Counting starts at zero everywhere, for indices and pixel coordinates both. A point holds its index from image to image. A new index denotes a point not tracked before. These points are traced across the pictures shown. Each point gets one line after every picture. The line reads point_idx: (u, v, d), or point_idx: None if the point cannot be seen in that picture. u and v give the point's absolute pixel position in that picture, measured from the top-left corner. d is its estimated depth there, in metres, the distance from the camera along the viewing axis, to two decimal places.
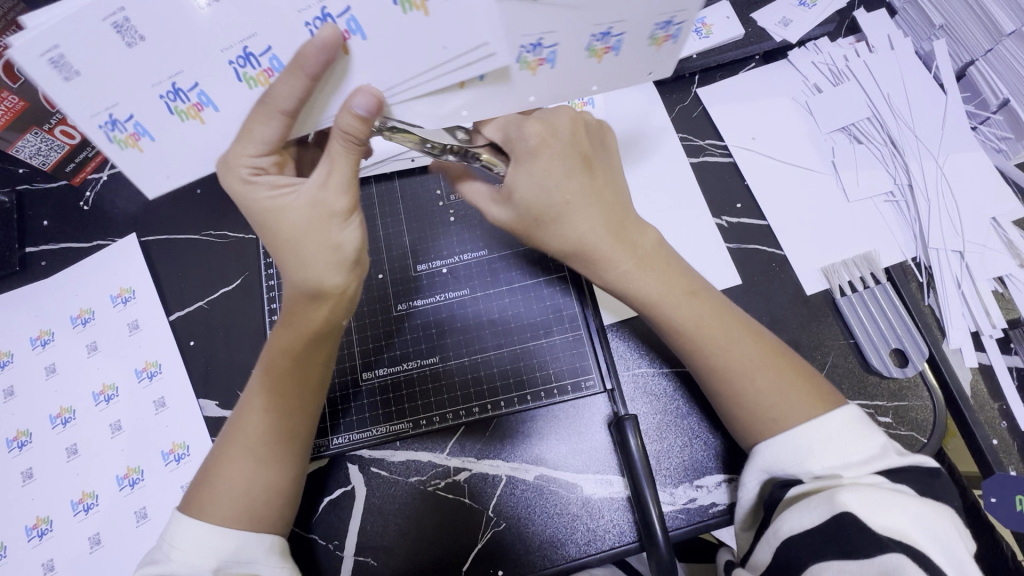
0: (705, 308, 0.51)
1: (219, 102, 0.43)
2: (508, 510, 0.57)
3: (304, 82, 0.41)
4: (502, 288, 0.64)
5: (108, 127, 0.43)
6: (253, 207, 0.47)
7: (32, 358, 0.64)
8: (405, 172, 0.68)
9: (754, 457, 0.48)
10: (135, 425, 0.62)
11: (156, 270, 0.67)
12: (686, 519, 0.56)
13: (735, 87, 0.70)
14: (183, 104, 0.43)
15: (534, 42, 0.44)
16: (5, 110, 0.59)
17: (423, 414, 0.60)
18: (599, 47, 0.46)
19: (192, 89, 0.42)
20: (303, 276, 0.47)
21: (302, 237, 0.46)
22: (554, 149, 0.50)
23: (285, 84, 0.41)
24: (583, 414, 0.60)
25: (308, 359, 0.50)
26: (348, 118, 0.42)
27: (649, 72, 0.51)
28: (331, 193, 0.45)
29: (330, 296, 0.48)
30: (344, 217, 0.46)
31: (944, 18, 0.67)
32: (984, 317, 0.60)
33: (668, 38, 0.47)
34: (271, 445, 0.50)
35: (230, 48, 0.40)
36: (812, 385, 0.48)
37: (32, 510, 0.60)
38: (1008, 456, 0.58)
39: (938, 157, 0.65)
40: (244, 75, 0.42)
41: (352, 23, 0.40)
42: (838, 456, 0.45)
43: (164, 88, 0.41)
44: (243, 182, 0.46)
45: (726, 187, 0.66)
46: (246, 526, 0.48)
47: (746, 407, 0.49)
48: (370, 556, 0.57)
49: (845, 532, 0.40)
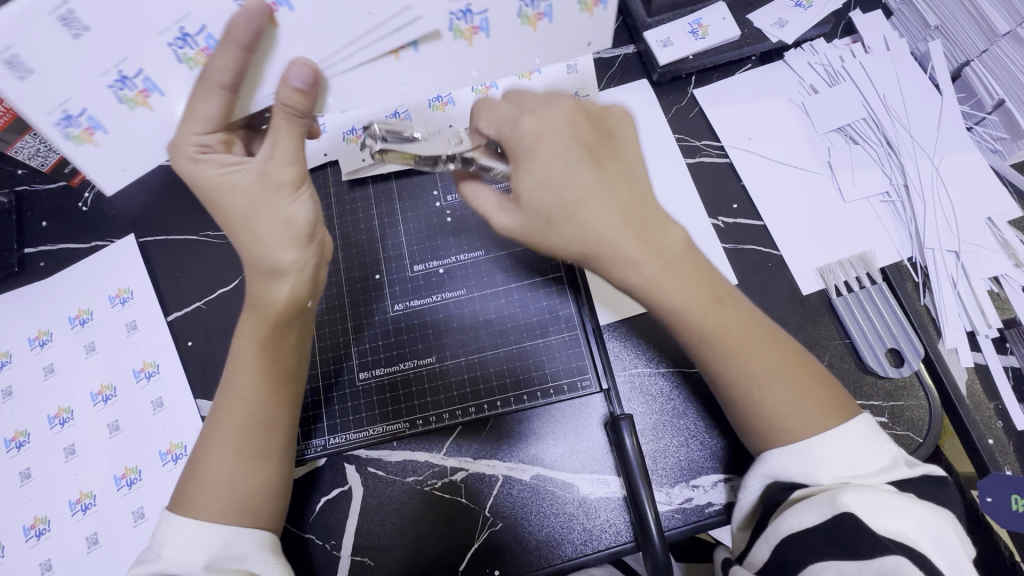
0: (732, 318, 0.48)
1: (163, 86, 0.45)
2: (504, 510, 0.57)
3: (238, 55, 0.42)
4: (498, 288, 0.64)
5: (63, 123, 0.45)
6: (203, 185, 0.48)
7: (31, 358, 0.65)
8: (402, 173, 0.68)
9: (760, 463, 0.47)
10: (133, 425, 0.62)
11: (154, 271, 0.68)
12: (682, 519, 0.56)
13: (732, 87, 0.70)
14: (131, 92, 0.45)
15: (464, 8, 0.47)
16: (3, 112, 0.60)
17: (419, 413, 0.60)
18: (531, 14, 0.50)
19: (137, 74, 0.44)
20: (259, 252, 0.49)
21: (254, 211, 0.48)
22: (554, 140, 0.46)
23: (220, 59, 0.42)
24: (579, 414, 0.60)
25: (275, 342, 0.52)
26: (287, 92, 0.44)
27: (587, 43, 0.54)
28: (279, 165, 0.47)
29: (290, 272, 0.50)
30: (293, 189, 0.48)
31: (939, 18, 0.67)
32: (979, 318, 0.61)
33: (596, 3, 0.50)
34: (251, 437, 0.50)
35: (166, 31, 0.42)
36: (829, 399, 0.47)
37: (30, 510, 0.60)
38: (1003, 456, 0.59)
39: (934, 157, 0.65)
40: (186, 55, 0.44)
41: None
42: (848, 467, 0.44)
43: (110, 76, 0.43)
44: (191, 160, 0.47)
45: (722, 188, 0.67)
46: (235, 522, 0.48)
47: (764, 420, 0.47)
48: (366, 555, 0.57)
49: (845, 531, 0.40)
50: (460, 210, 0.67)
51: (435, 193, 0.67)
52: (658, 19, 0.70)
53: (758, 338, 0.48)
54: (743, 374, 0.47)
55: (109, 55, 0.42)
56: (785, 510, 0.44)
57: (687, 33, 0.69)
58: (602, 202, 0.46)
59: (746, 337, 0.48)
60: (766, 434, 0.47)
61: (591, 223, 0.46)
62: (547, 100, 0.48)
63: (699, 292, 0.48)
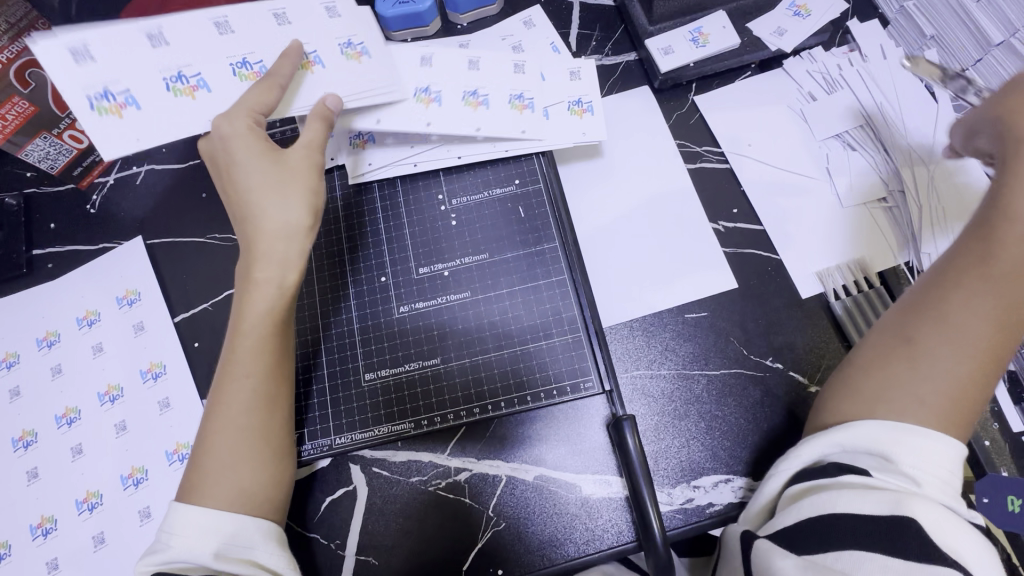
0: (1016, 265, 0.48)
1: (212, 85, 0.57)
2: (509, 511, 0.58)
3: (290, 67, 0.57)
4: (503, 290, 0.65)
5: (98, 98, 0.53)
6: (238, 150, 0.54)
7: (39, 359, 0.65)
8: (407, 177, 0.69)
9: (855, 427, 0.47)
10: (140, 424, 0.63)
11: (161, 273, 0.68)
12: (684, 519, 0.57)
13: (732, 95, 0.71)
14: (181, 85, 0.56)
15: (425, 87, 0.66)
16: (17, 115, 0.65)
17: (424, 415, 0.61)
18: (519, 104, 0.67)
19: (119, 92, 0.54)
20: (278, 215, 0.53)
21: (286, 178, 0.55)
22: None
23: (281, 65, 0.57)
24: (582, 416, 0.61)
25: (286, 321, 0.54)
26: (322, 106, 0.58)
27: (522, 130, 0.67)
28: (314, 150, 0.56)
29: (298, 236, 0.54)
30: (321, 171, 0.56)
31: (934, 29, 0.69)
32: None
33: (525, 107, 0.67)
34: (255, 421, 0.51)
35: (232, 56, 0.57)
36: (962, 412, 0.46)
37: (37, 509, 0.61)
38: (1001, 457, 0.58)
39: (929, 163, 0.66)
40: (344, 52, 0.61)
41: (318, 57, 0.60)
42: (925, 467, 0.43)
43: (169, 73, 0.55)
44: (248, 126, 0.54)
45: (722, 193, 0.68)
46: (242, 508, 0.49)
47: (920, 369, 0.48)
48: (371, 555, 0.57)
49: (896, 528, 0.40)
50: (466, 214, 0.68)
51: (440, 198, 0.68)
52: (660, 28, 0.72)
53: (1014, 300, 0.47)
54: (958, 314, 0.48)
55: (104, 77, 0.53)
56: (832, 495, 0.43)
57: (688, 40, 0.71)
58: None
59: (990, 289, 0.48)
60: (899, 380, 0.48)
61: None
62: None
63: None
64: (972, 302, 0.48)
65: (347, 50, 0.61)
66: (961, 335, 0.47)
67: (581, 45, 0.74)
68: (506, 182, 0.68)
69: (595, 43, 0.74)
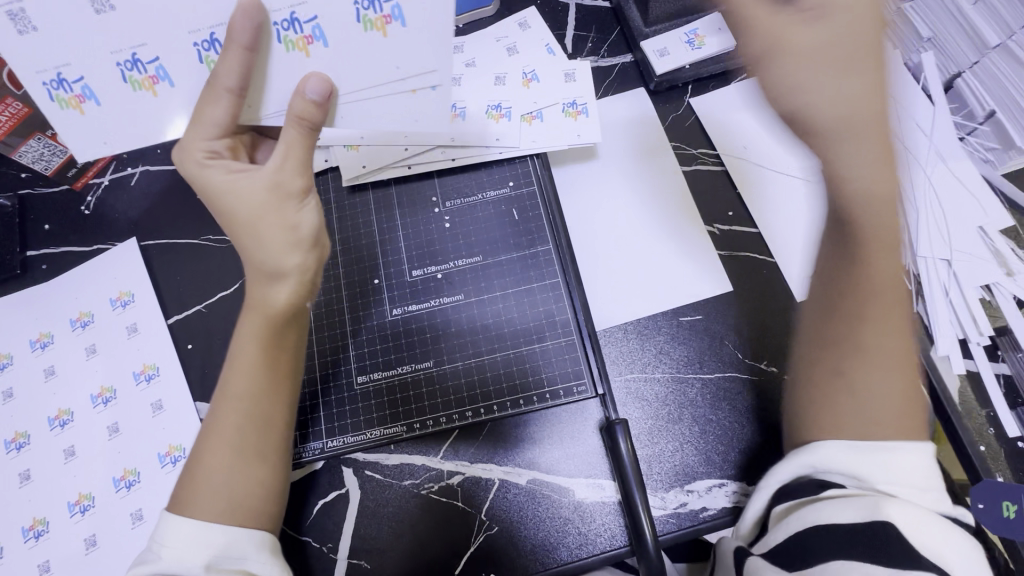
0: (892, 268, 0.50)
1: (174, 78, 0.46)
2: (502, 514, 0.58)
3: (242, 56, 0.44)
4: (496, 293, 0.64)
5: (53, 85, 0.45)
6: (209, 189, 0.49)
7: (32, 360, 0.65)
8: (401, 180, 0.69)
9: (814, 452, 0.47)
10: (133, 427, 0.63)
11: (155, 275, 0.68)
12: (677, 523, 0.56)
13: (728, 97, 0.71)
14: (138, 75, 0.45)
15: None
16: (9, 116, 0.66)
17: (417, 417, 0.61)
18: (496, 113, 0.69)
19: (76, 81, 0.45)
20: (258, 255, 0.50)
21: (258, 217, 0.49)
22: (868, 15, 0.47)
23: (226, 65, 0.44)
24: (576, 419, 0.60)
25: (275, 349, 0.52)
26: (301, 102, 0.46)
27: (496, 138, 0.68)
28: (288, 175, 0.49)
29: (293, 277, 0.51)
30: (299, 199, 0.50)
31: (931, 31, 0.68)
32: (972, 325, 0.61)
33: (501, 116, 0.69)
34: (247, 436, 0.51)
35: (197, 32, 0.44)
36: (917, 414, 0.47)
37: (29, 512, 0.60)
38: (996, 463, 0.59)
39: (926, 166, 0.66)
40: (363, 16, 0.44)
41: (316, 31, 0.45)
42: (901, 478, 0.44)
43: (122, 55, 0.44)
44: (200, 166, 0.49)
45: (717, 195, 0.68)
46: (233, 521, 0.49)
47: (853, 400, 0.48)
48: (363, 559, 0.57)
49: (878, 536, 0.40)
50: (460, 215, 0.67)
51: (435, 200, 0.68)
52: (656, 29, 0.71)
53: (895, 302, 0.50)
54: (864, 335, 0.49)
55: (53, 57, 0.43)
56: (821, 511, 0.43)
57: (684, 42, 0.70)
58: (875, 65, 0.48)
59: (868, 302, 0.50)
60: (849, 415, 0.47)
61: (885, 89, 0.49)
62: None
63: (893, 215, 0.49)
64: (859, 320, 0.50)
65: (366, 15, 0.44)
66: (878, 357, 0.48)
67: (577, 47, 0.74)
68: (501, 184, 0.68)
69: (591, 45, 0.74)
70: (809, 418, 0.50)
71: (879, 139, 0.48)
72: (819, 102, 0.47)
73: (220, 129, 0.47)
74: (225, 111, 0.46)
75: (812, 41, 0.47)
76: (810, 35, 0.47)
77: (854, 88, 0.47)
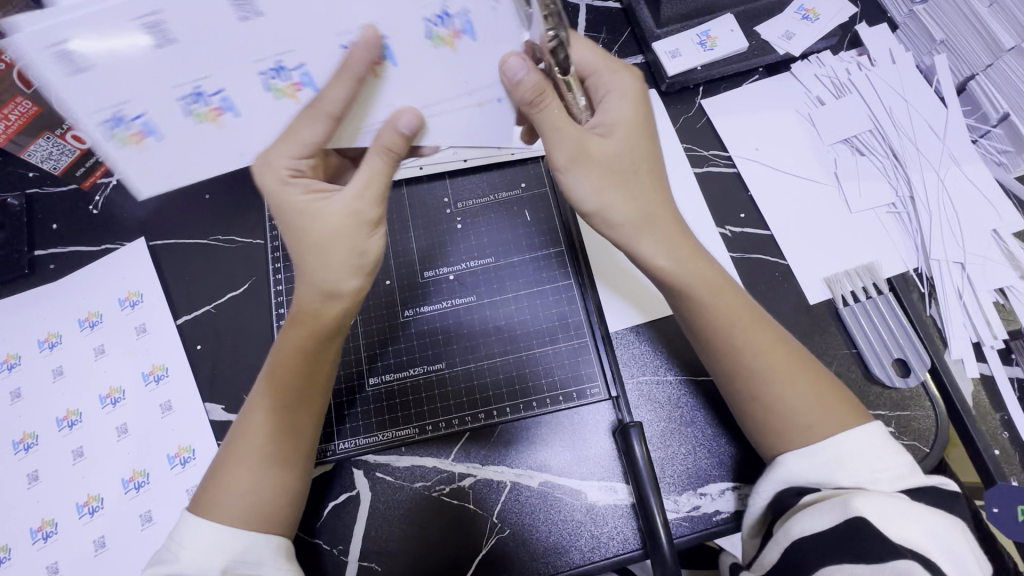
0: (731, 303, 0.52)
1: (240, 108, 0.43)
2: (513, 517, 0.58)
3: (352, 86, 0.41)
4: (509, 295, 0.64)
5: (112, 124, 0.42)
6: (284, 207, 0.48)
7: (40, 360, 0.65)
8: (411, 181, 0.68)
9: (776, 468, 0.49)
10: (141, 428, 0.62)
11: (164, 275, 0.68)
12: (689, 527, 0.56)
13: (740, 98, 0.71)
14: (202, 108, 0.43)
15: None
16: (18, 115, 0.62)
17: (429, 419, 0.60)
18: None
19: (136, 116, 0.42)
20: (318, 279, 0.49)
21: (331, 242, 0.48)
22: (642, 137, 0.52)
23: (334, 90, 0.41)
24: (587, 421, 0.60)
25: (310, 362, 0.51)
26: (392, 133, 0.45)
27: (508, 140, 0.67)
28: (366, 203, 0.48)
29: (346, 298, 0.50)
30: (372, 228, 0.48)
31: (944, 33, 0.68)
32: (985, 328, 0.61)
33: None
34: (277, 446, 0.51)
35: (263, 61, 0.40)
36: (841, 402, 0.50)
37: (37, 513, 0.60)
38: (1009, 464, 0.58)
39: (939, 169, 0.66)
40: (432, 33, 0.40)
41: (388, 52, 0.41)
42: (866, 469, 0.46)
43: (185, 89, 0.41)
44: (282, 183, 0.47)
45: (729, 197, 0.67)
46: (257, 527, 0.49)
47: (781, 417, 0.49)
48: (374, 561, 0.57)
49: (858, 535, 0.41)
50: (472, 216, 0.67)
51: (446, 201, 0.68)
52: (667, 31, 0.71)
53: (750, 320, 0.52)
54: (748, 361, 0.50)
55: (108, 98, 0.40)
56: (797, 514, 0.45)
57: (696, 43, 0.70)
58: (653, 186, 0.53)
59: (749, 329, 0.51)
60: (786, 433, 0.49)
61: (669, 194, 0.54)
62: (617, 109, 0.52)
63: (710, 280, 0.52)
64: (735, 348, 0.51)
65: (435, 31, 0.40)
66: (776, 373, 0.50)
67: None
68: (513, 186, 0.68)
69: (602, 46, 0.74)
70: (757, 442, 0.52)
71: (679, 236, 0.53)
72: (611, 204, 0.51)
73: (308, 151, 0.45)
74: (320, 135, 0.44)
75: (604, 153, 0.50)
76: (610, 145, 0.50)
77: (647, 197, 0.52)
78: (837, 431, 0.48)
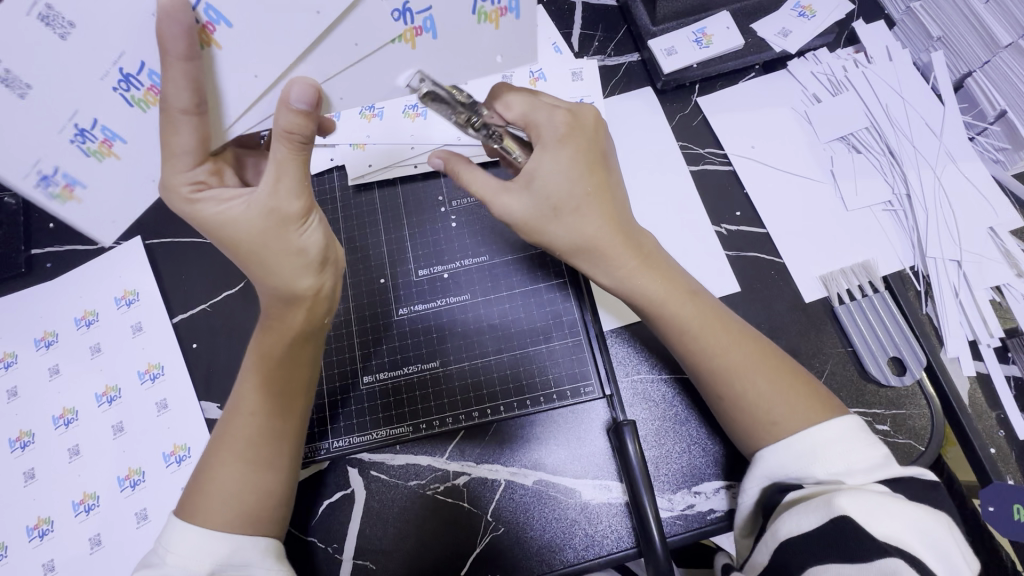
0: (689, 313, 0.53)
1: (124, 134, 0.44)
2: (508, 515, 0.58)
3: (185, 69, 0.38)
4: (502, 292, 0.64)
5: (42, 185, 0.45)
6: (205, 223, 0.48)
7: (36, 359, 0.65)
8: (407, 179, 0.68)
9: (759, 463, 0.50)
10: (136, 426, 0.62)
11: (160, 275, 0.68)
12: (684, 525, 0.56)
13: (735, 95, 0.71)
14: (93, 144, 0.44)
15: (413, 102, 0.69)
16: None
17: (424, 417, 0.60)
18: None
19: (55, 172, 0.45)
20: (273, 283, 0.49)
21: (262, 246, 0.47)
22: (585, 176, 0.52)
23: (173, 82, 0.39)
24: (583, 420, 0.60)
25: (272, 365, 0.52)
26: (289, 116, 0.42)
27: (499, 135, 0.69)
28: (283, 199, 0.46)
29: (305, 296, 0.50)
30: (300, 220, 0.47)
31: (941, 29, 0.67)
32: (982, 326, 0.61)
33: None
34: (257, 447, 0.51)
35: (108, 75, 0.40)
36: (815, 392, 0.51)
37: (34, 511, 0.60)
38: (1006, 465, 0.58)
39: (937, 167, 0.65)
40: (479, 9, 0.43)
41: (211, 12, 0.38)
42: (842, 462, 0.46)
43: (69, 132, 0.43)
44: (190, 201, 0.46)
45: (726, 196, 0.67)
46: (244, 528, 0.49)
47: (750, 416, 0.50)
48: (369, 560, 0.57)
49: (844, 536, 0.40)
50: (466, 215, 0.67)
51: (440, 199, 0.68)
52: (662, 29, 0.71)
53: (705, 325, 0.53)
54: (708, 363, 0.52)
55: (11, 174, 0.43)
56: (784, 513, 0.45)
57: (692, 41, 0.70)
58: (605, 214, 0.53)
59: (711, 336, 0.52)
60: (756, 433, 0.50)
61: (626, 207, 0.55)
62: (567, 151, 0.52)
63: (667, 288, 0.53)
64: (692, 352, 0.53)
65: (483, 8, 0.43)
66: (732, 369, 0.51)
67: (583, 45, 0.74)
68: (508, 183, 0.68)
69: (598, 43, 0.74)
70: (737, 440, 0.52)
71: (626, 250, 0.53)
72: (559, 239, 0.53)
73: (195, 157, 0.44)
74: (190, 136, 0.42)
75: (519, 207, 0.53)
76: (525, 199, 0.52)
77: (598, 225, 0.53)
78: (805, 425, 0.48)
